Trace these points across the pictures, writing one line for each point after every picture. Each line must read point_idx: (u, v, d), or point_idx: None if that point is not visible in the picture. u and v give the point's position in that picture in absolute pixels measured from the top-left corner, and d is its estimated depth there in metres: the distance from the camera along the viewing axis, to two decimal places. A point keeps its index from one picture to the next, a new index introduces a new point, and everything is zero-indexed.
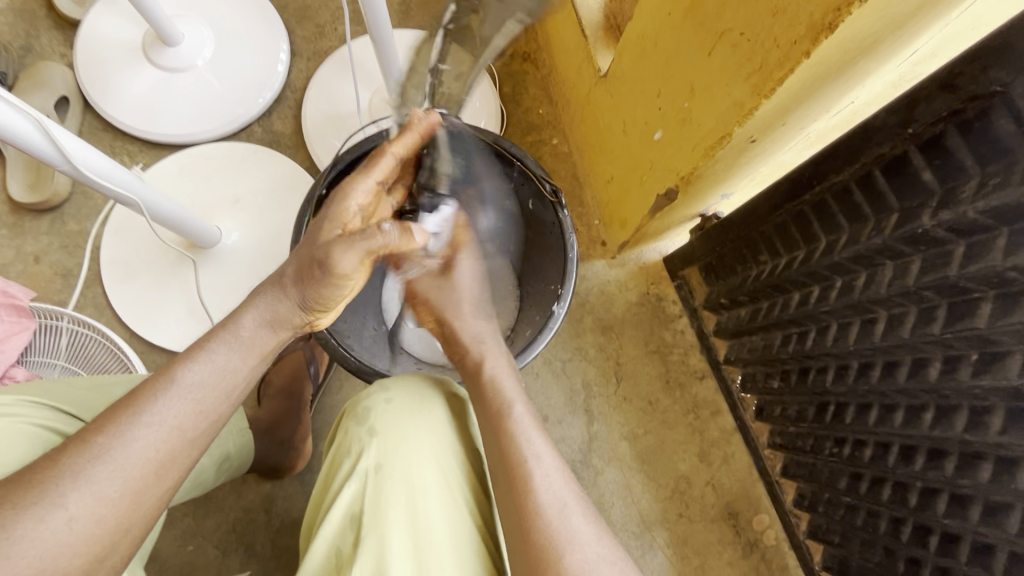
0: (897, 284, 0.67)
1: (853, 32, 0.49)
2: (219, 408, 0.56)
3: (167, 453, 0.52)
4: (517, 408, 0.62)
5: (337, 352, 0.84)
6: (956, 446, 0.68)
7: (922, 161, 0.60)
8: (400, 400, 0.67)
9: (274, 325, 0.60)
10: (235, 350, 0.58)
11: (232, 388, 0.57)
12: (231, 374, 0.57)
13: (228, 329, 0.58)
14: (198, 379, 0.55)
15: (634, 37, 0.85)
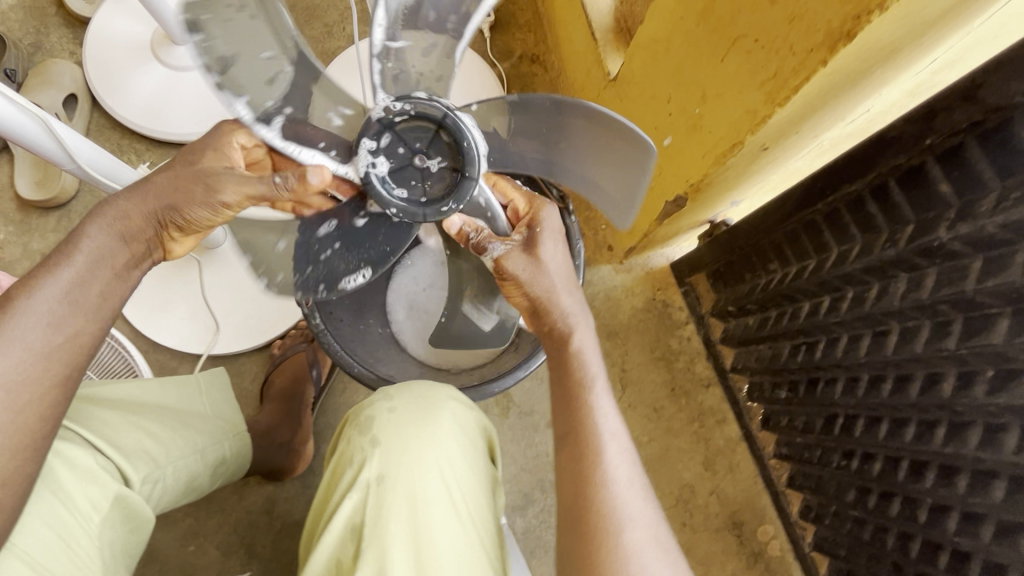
0: (912, 298, 0.65)
1: (872, 41, 0.48)
2: (73, 324, 0.56)
3: (26, 374, 0.53)
4: (598, 383, 0.64)
5: (343, 359, 0.87)
6: (968, 464, 0.67)
7: (940, 173, 0.59)
8: (403, 409, 0.66)
9: (124, 240, 0.59)
10: (85, 264, 0.56)
11: (83, 299, 0.56)
12: (78, 287, 0.56)
13: (64, 248, 0.56)
14: (44, 298, 0.54)
15: (645, 40, 0.84)
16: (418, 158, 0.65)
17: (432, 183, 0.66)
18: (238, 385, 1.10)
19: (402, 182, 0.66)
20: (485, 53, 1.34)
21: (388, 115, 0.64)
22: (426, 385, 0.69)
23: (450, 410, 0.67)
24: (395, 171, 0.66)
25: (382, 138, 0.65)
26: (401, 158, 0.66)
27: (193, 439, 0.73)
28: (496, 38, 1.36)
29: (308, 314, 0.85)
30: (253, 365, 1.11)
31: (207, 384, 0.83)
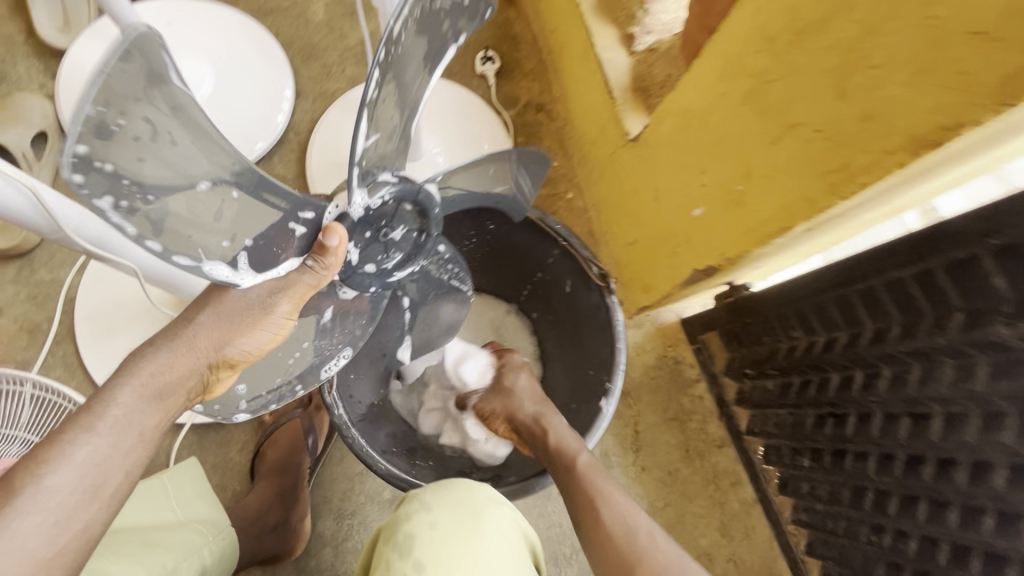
0: (964, 387, 0.64)
1: (955, 148, 0.47)
2: (97, 501, 0.51)
3: (52, 551, 0.49)
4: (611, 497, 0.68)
5: (367, 454, 0.76)
6: (1020, 556, 0.65)
7: (994, 267, 0.58)
8: (446, 522, 0.60)
9: (158, 400, 0.55)
10: (104, 441, 0.52)
11: (102, 484, 0.52)
12: (99, 467, 0.51)
13: (97, 410, 0.52)
14: (69, 468, 0.50)
15: (674, 109, 0.83)
16: (391, 233, 0.60)
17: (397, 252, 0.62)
18: (225, 456, 1.00)
19: (371, 259, 0.60)
20: (489, 100, 1.32)
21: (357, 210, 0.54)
22: (458, 487, 0.63)
23: (493, 518, 0.61)
24: (370, 257, 0.60)
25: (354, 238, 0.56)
26: (368, 245, 0.58)
27: (158, 558, 0.60)
28: (501, 85, 1.34)
29: (332, 404, 0.76)
30: (242, 434, 1.01)
31: (178, 480, 0.72)
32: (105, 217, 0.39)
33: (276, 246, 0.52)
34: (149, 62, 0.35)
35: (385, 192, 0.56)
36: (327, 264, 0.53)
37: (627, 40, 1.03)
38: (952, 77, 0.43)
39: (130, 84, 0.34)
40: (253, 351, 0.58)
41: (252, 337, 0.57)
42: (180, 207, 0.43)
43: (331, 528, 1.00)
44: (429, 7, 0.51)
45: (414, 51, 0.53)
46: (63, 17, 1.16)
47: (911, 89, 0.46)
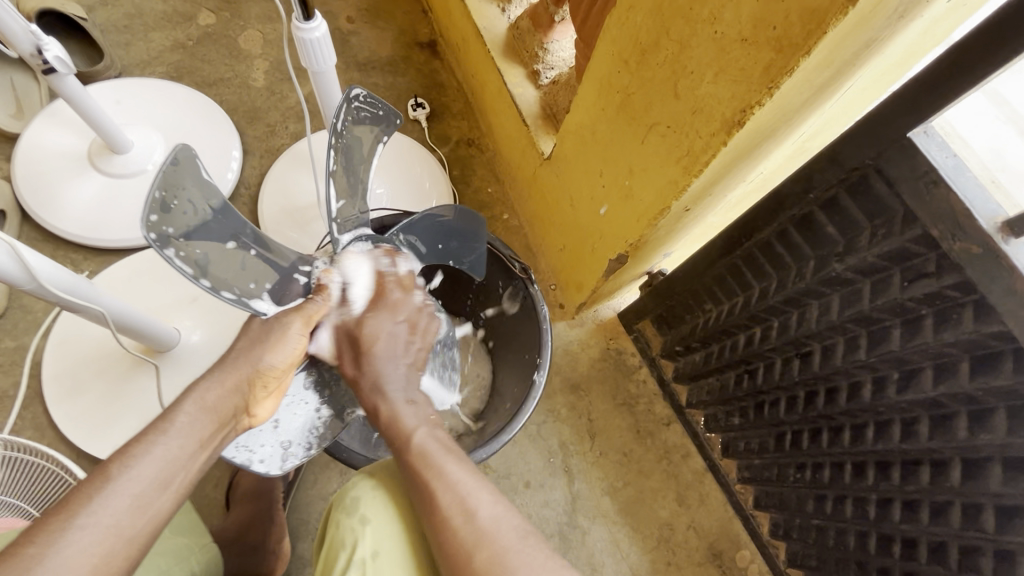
0: (825, 319, 0.78)
1: (757, 125, 0.62)
2: (160, 500, 0.53)
3: (103, 554, 0.49)
4: (459, 487, 0.60)
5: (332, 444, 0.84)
6: (897, 457, 0.77)
7: (826, 219, 0.73)
8: (388, 483, 0.65)
9: (216, 411, 0.59)
10: (176, 441, 0.56)
11: (174, 477, 0.55)
12: (171, 465, 0.55)
13: (166, 420, 0.56)
14: (136, 473, 0.52)
15: (572, 127, 0.98)
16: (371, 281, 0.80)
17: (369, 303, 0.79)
18: (200, 493, 1.04)
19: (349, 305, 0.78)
20: (424, 140, 1.46)
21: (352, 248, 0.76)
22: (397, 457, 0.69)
23: None
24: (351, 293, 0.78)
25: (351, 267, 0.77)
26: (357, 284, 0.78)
27: (153, 563, 0.66)
28: (433, 126, 1.48)
29: None
30: (215, 470, 1.05)
31: None
32: (173, 266, 0.55)
33: (282, 289, 0.69)
34: (191, 167, 0.56)
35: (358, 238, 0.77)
36: (323, 299, 0.72)
37: (534, 76, 1.19)
38: (737, 72, 0.58)
39: (181, 176, 0.55)
40: (285, 365, 0.66)
41: (283, 351, 0.66)
42: (217, 259, 0.60)
43: (311, 548, 1.04)
44: (354, 117, 0.74)
45: (357, 146, 0.76)
46: (16, 103, 1.25)
47: (717, 85, 0.61)
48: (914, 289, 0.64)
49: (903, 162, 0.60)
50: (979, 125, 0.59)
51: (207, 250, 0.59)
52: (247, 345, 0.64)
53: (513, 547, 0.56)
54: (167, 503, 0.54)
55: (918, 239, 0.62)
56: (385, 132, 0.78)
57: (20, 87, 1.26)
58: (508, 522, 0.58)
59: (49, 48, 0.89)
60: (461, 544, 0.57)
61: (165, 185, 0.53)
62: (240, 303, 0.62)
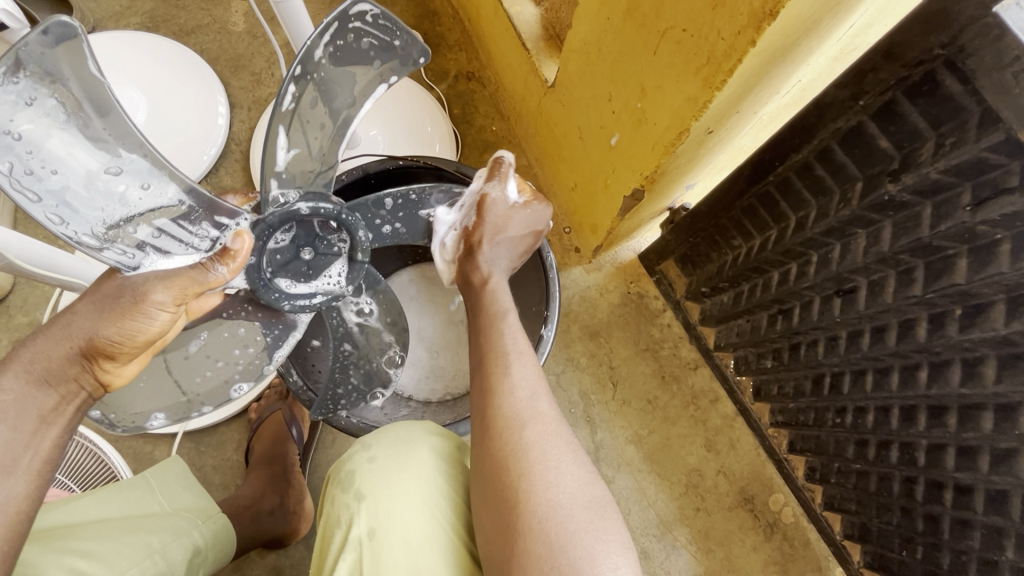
0: (873, 252, 0.67)
1: (793, 16, 0.50)
2: (5, 485, 0.51)
3: None
4: (518, 358, 0.62)
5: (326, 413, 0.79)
6: (954, 401, 0.69)
7: (877, 130, 0.61)
8: (384, 455, 0.61)
9: (49, 385, 0.54)
10: (7, 425, 0.52)
11: (17, 462, 0.52)
12: (5, 450, 0.52)
13: None
14: None
15: (576, 45, 0.85)
16: (310, 253, 0.65)
17: (321, 273, 0.66)
18: (222, 457, 1.05)
19: (293, 276, 0.65)
20: (420, 78, 1.34)
21: (284, 207, 0.61)
22: (398, 424, 0.64)
23: (432, 446, 0.62)
24: (280, 263, 0.63)
25: (288, 230, 0.62)
26: (290, 250, 0.63)
27: (144, 540, 0.65)
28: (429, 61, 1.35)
29: (284, 371, 0.78)
30: (234, 433, 1.06)
31: (161, 476, 0.76)
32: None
33: (176, 242, 0.57)
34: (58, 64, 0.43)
35: (301, 202, 0.62)
36: (219, 270, 0.57)
37: None
38: None
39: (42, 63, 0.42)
40: (138, 341, 0.56)
41: (131, 324, 0.54)
42: (79, 187, 0.49)
43: None
44: (349, 44, 0.57)
45: (346, 82, 0.60)
46: None
47: None
48: (987, 210, 0.54)
49: (986, 47, 0.48)
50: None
51: (68, 171, 0.48)
52: (82, 310, 0.55)
53: (556, 434, 0.57)
54: (17, 487, 0.52)
55: (999, 146, 0.50)
56: (395, 72, 0.62)
57: None
58: (556, 411, 0.59)
59: None
60: (509, 420, 0.57)
61: (5, 80, 0.42)
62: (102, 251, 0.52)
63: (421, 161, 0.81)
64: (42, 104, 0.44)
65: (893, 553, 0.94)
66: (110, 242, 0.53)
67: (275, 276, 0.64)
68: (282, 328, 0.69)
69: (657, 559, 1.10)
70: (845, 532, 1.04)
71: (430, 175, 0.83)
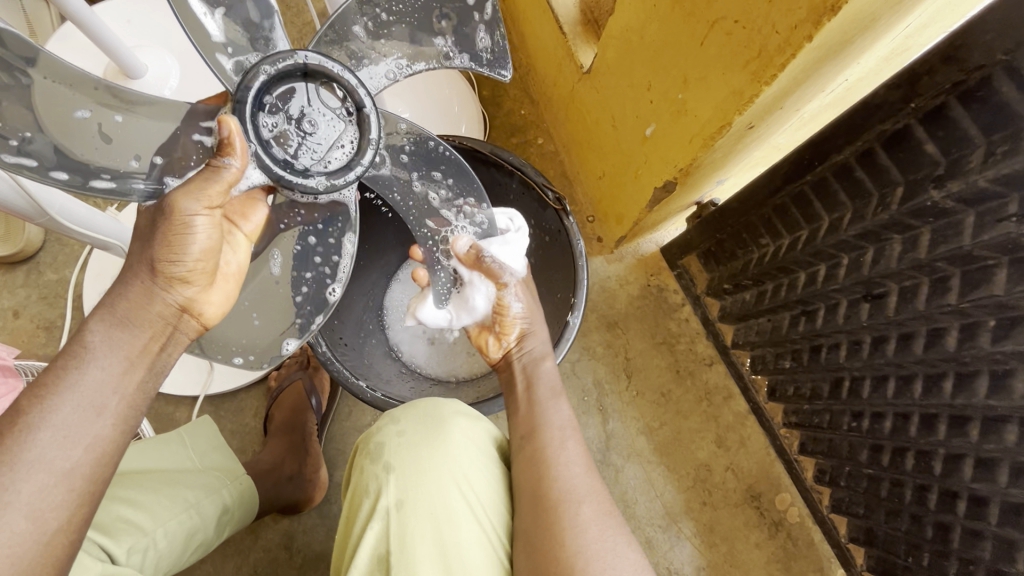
0: (909, 258, 0.66)
1: (854, 13, 0.49)
2: (95, 426, 0.50)
3: (39, 495, 0.46)
4: (586, 506, 0.60)
5: (354, 385, 0.80)
6: (978, 412, 0.69)
7: (925, 134, 0.60)
8: (413, 431, 0.63)
9: (131, 326, 0.53)
10: (92, 365, 0.51)
11: (105, 402, 0.51)
12: (95, 390, 0.50)
13: (71, 349, 0.51)
14: (51, 411, 0.48)
15: (617, 31, 0.84)
16: (306, 124, 0.60)
17: (340, 144, 0.61)
18: (241, 422, 1.07)
19: (309, 155, 0.60)
20: None
21: (255, 77, 0.57)
22: (426, 402, 0.66)
23: (460, 426, 0.64)
24: (296, 149, 0.60)
25: (271, 111, 0.59)
26: (292, 132, 0.59)
27: (181, 494, 0.68)
28: None
29: (314, 342, 0.79)
30: (253, 400, 1.08)
31: (194, 435, 0.78)
32: None
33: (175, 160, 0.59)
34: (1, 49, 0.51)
35: (268, 67, 0.57)
36: (229, 160, 0.55)
37: None
38: None
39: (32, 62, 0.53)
40: (202, 258, 0.57)
41: (188, 245, 0.55)
42: None
43: None
44: None
45: None
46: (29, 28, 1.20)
47: None
48: None
49: None
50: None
51: None
52: (143, 247, 0.55)
53: None
54: (106, 429, 0.51)
55: None
56: None
57: (30, 7, 1.19)
58: (630, 562, 0.58)
59: None
60: (581, 549, 0.56)
61: None
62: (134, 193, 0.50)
63: (456, 141, 0.80)
64: None
65: (898, 558, 0.94)
66: None
67: (295, 162, 0.59)
68: (341, 220, 0.68)
69: (660, 550, 1.11)
70: (850, 535, 1.05)
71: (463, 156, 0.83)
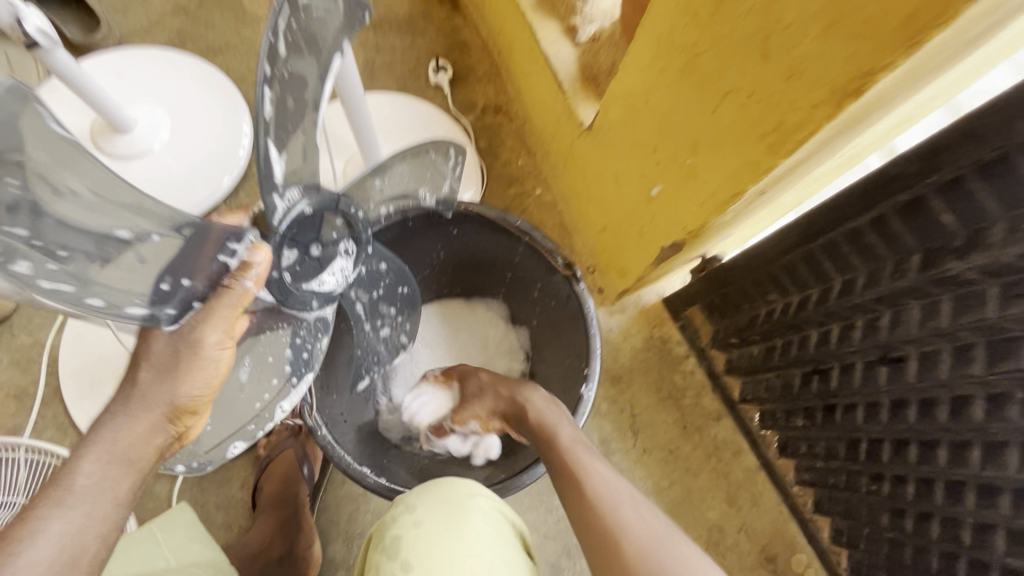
0: (930, 325, 0.65)
1: (877, 94, 0.49)
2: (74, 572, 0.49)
3: None
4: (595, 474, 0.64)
5: (354, 470, 0.76)
6: (1009, 484, 0.66)
7: (943, 206, 0.59)
8: (430, 520, 0.61)
9: (128, 462, 0.53)
10: (79, 509, 0.50)
11: (84, 549, 0.50)
12: (77, 534, 0.49)
13: (62, 483, 0.50)
14: (35, 554, 0.47)
15: (620, 93, 0.83)
16: (319, 250, 0.57)
17: (348, 269, 0.61)
18: (227, 495, 1.00)
19: (315, 276, 0.58)
20: (447, 108, 1.32)
21: (287, 205, 0.54)
22: (445, 484, 0.63)
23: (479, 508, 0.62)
24: (297, 275, 0.56)
25: (291, 244, 0.55)
26: (300, 260, 0.56)
27: None
28: (457, 92, 1.34)
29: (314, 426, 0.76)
30: (240, 470, 1.02)
31: (168, 529, 0.74)
32: (35, 284, 0.41)
33: (198, 274, 0.50)
34: (9, 111, 0.40)
35: (302, 200, 0.55)
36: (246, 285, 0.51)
37: (571, 32, 1.03)
38: (861, 28, 0.44)
39: (21, 133, 0.40)
40: (213, 385, 0.57)
41: (195, 379, 0.55)
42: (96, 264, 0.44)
43: (341, 551, 1.01)
44: (301, 24, 0.50)
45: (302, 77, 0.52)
46: None
47: (825, 43, 0.47)
48: None
49: None
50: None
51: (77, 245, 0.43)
52: (145, 375, 0.54)
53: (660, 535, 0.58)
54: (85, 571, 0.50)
55: None
56: (345, 34, 0.55)
57: (15, 61, 1.17)
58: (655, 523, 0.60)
59: (28, 19, 0.80)
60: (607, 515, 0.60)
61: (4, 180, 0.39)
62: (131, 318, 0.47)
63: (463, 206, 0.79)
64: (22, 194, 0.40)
65: None
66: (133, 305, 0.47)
67: (296, 291, 0.57)
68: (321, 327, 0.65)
69: None
70: None
71: (469, 220, 0.82)
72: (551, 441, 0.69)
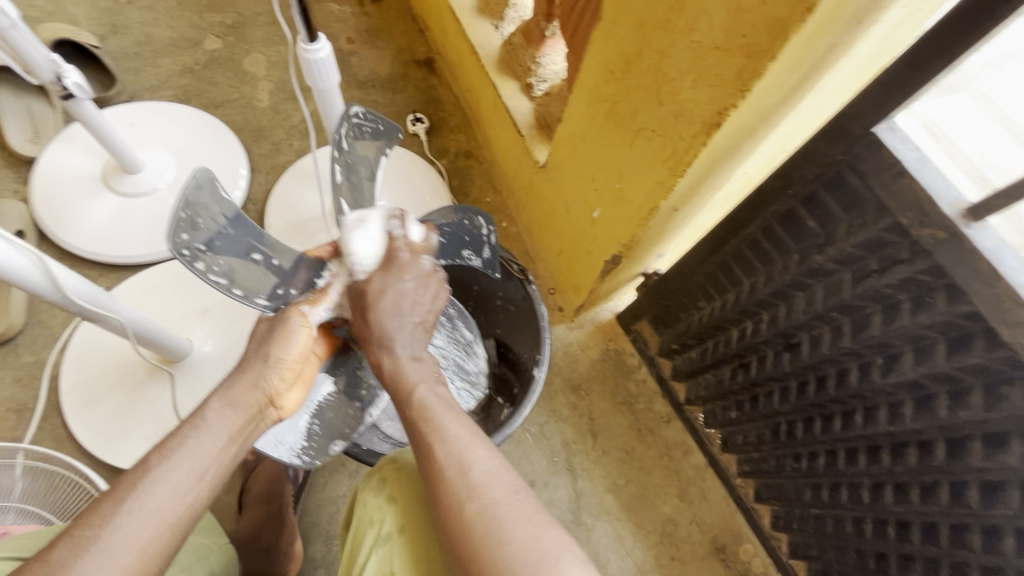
0: (811, 310, 0.81)
1: (735, 127, 0.66)
2: (197, 490, 0.56)
3: (148, 540, 0.52)
4: (449, 431, 0.62)
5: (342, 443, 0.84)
6: (886, 440, 0.80)
7: (806, 213, 0.76)
8: (410, 465, 0.70)
9: (238, 406, 0.63)
10: (206, 436, 0.59)
11: (207, 469, 0.58)
12: (205, 457, 0.58)
13: (193, 418, 0.60)
14: (172, 466, 0.56)
15: (565, 135, 1.02)
16: None
17: None
18: (214, 499, 1.07)
19: None
20: (423, 153, 1.50)
21: None
22: None
23: None
24: None
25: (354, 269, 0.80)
26: None
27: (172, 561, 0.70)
28: (432, 139, 1.53)
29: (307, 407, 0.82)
30: (228, 475, 1.09)
31: None
32: (204, 276, 0.67)
33: (297, 285, 0.76)
34: (200, 184, 0.68)
35: None
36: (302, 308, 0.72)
37: (527, 88, 1.23)
38: (713, 78, 0.62)
39: (204, 198, 0.68)
40: (297, 356, 0.69)
41: (289, 344, 0.69)
42: (239, 266, 0.72)
43: (321, 551, 1.08)
44: (356, 134, 0.84)
45: (363, 162, 0.84)
46: (34, 129, 1.31)
47: (695, 90, 0.65)
48: (889, 275, 0.68)
49: (871, 156, 0.63)
50: (959, 123, 0.60)
51: (227, 256, 0.71)
52: (256, 343, 0.68)
53: (503, 510, 0.55)
54: (203, 494, 0.57)
55: (890, 228, 0.65)
56: (387, 145, 0.86)
57: (37, 113, 1.32)
58: (504, 487, 0.57)
59: (67, 75, 0.96)
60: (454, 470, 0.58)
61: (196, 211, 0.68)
62: (249, 301, 0.72)
63: None
64: (203, 219, 0.68)
65: None
66: (252, 296, 0.72)
67: None
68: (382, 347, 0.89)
69: None
70: None
71: None
72: (409, 401, 0.65)
